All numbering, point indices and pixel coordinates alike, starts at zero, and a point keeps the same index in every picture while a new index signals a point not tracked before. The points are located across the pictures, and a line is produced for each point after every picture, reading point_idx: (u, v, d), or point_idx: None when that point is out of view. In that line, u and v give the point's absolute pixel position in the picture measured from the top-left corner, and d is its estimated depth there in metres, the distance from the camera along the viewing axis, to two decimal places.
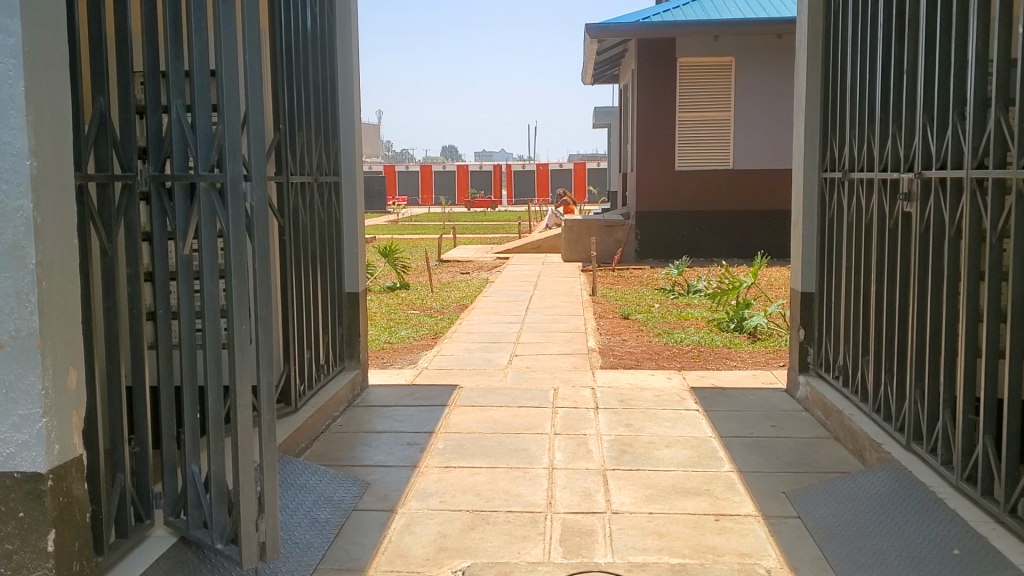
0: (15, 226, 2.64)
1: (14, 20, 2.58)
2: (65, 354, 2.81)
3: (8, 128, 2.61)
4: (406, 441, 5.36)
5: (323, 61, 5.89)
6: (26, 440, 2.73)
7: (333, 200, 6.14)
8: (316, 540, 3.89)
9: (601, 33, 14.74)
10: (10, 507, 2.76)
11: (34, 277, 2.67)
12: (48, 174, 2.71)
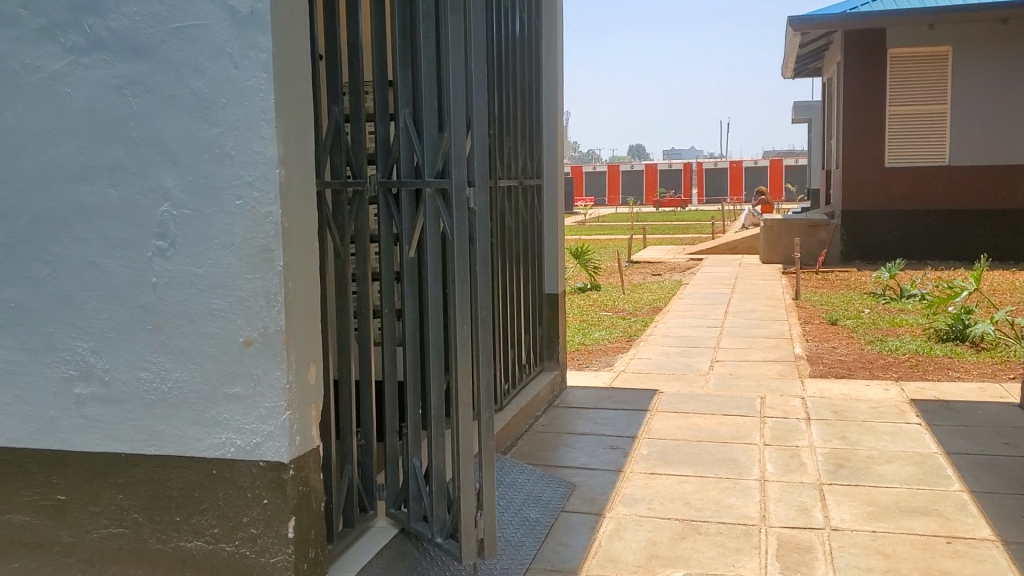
0: (265, 231, 2.82)
1: (265, 37, 2.75)
2: (306, 352, 2.96)
3: (259, 138, 2.78)
4: (610, 444, 5.33)
5: (530, 66, 5.96)
6: (271, 431, 2.89)
7: (536, 201, 6.20)
8: (527, 539, 3.93)
9: (804, 26, 14.15)
10: (255, 494, 2.94)
11: (281, 278, 2.83)
12: (294, 182, 2.87)
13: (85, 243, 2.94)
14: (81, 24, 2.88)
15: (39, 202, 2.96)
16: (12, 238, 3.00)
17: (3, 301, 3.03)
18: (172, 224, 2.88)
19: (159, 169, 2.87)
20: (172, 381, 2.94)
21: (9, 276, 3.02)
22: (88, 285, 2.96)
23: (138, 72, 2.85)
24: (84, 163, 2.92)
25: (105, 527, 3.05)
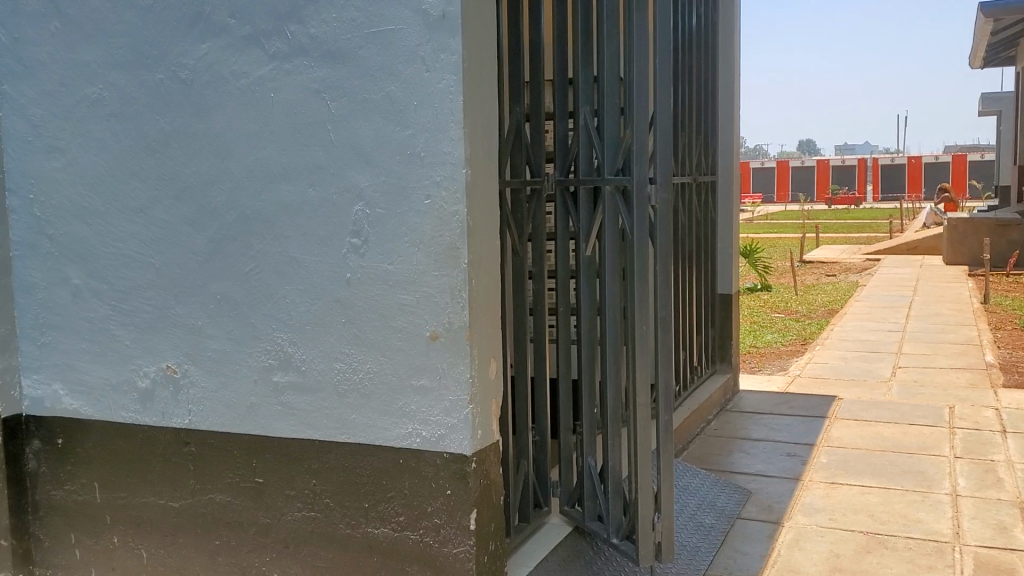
0: (451, 229, 2.88)
1: (455, 39, 2.81)
2: (488, 347, 3.00)
3: (448, 139, 2.85)
4: (786, 451, 5.17)
5: (707, 61, 5.83)
6: (454, 423, 2.95)
7: (710, 199, 6.07)
8: (702, 544, 3.85)
9: (998, 11, 13.26)
10: (440, 484, 3.00)
11: (466, 276, 2.89)
12: (479, 181, 2.92)
13: (285, 240, 3.10)
14: (285, 31, 3.02)
15: (245, 201, 3.14)
16: (220, 235, 3.19)
17: (211, 293, 3.23)
18: (365, 222, 2.99)
19: (354, 169, 2.98)
20: (363, 373, 3.05)
21: (217, 271, 3.22)
22: (288, 279, 3.11)
23: (336, 77, 2.97)
24: (285, 164, 3.07)
25: (300, 510, 3.19)
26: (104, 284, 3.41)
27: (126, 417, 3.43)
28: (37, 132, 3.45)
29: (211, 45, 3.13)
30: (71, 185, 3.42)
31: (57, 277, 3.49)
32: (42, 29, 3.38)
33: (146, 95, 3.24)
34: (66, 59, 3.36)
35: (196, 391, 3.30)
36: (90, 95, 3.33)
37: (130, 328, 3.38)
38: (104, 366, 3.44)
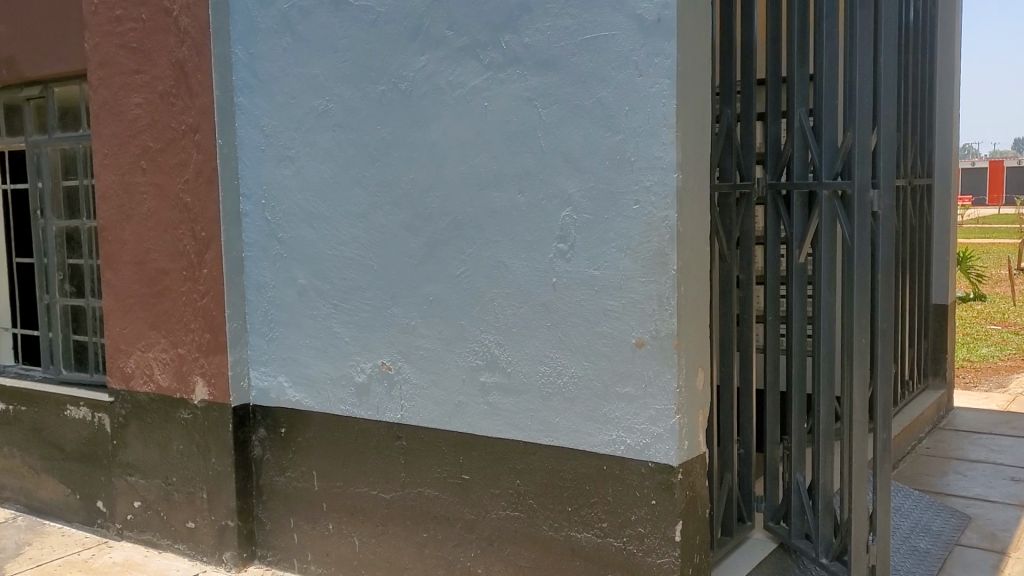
0: (660, 234, 2.81)
1: (669, 43, 2.75)
2: (696, 356, 2.92)
3: (659, 143, 2.78)
4: (1009, 475, 4.80)
5: (925, 57, 5.51)
6: (660, 433, 2.87)
7: (927, 204, 5.73)
8: (918, 571, 3.60)
9: None
10: (644, 493, 2.94)
11: (674, 283, 2.80)
12: (690, 187, 2.84)
13: (496, 245, 3.16)
14: (499, 41, 3.08)
15: (458, 207, 3.23)
16: (434, 239, 3.30)
17: (424, 295, 3.35)
18: (573, 228, 2.99)
19: (564, 175, 2.99)
20: (568, 377, 3.04)
21: (429, 273, 3.33)
22: (497, 283, 3.17)
23: (549, 84, 3.00)
24: (497, 171, 3.13)
25: (504, 509, 3.24)
26: (326, 283, 3.60)
27: (343, 410, 3.61)
28: (270, 142, 3.70)
29: (429, 57, 3.24)
30: (298, 190, 3.64)
31: (284, 276, 3.72)
32: (275, 46, 3.63)
33: (368, 106, 3.41)
34: (296, 73, 3.58)
35: (408, 387, 3.43)
36: (318, 107, 3.54)
37: (349, 326, 3.56)
38: (325, 362, 3.64)
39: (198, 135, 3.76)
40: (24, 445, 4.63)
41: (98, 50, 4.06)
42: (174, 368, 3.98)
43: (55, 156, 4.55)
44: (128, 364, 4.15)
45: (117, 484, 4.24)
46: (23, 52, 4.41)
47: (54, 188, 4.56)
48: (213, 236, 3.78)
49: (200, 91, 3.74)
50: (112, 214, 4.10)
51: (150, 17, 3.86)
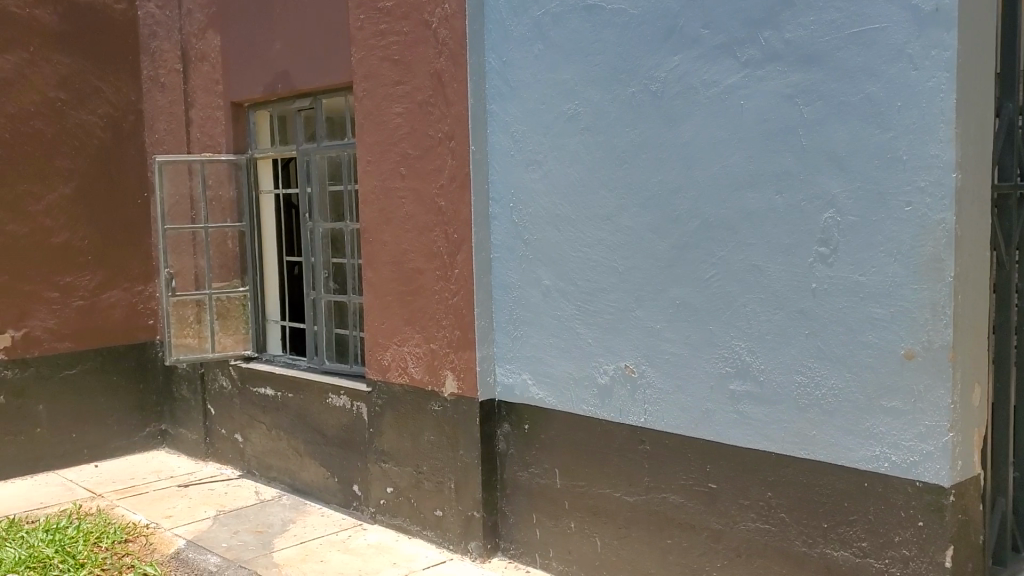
0: (936, 238, 2.61)
1: (950, 34, 2.55)
2: (973, 370, 2.70)
3: (936, 141, 2.59)
4: None
5: None
6: (930, 451, 2.67)
7: None
8: None
9: None
10: (910, 514, 2.74)
11: (952, 290, 2.60)
12: (970, 187, 2.63)
13: (749, 248, 3.07)
14: (759, 37, 2.99)
15: (709, 208, 3.16)
16: (683, 242, 3.25)
17: (671, 298, 3.30)
18: (836, 231, 2.84)
19: (827, 175, 2.84)
20: (827, 388, 2.90)
21: (677, 276, 3.28)
22: (749, 287, 3.08)
23: (812, 81, 2.87)
24: (753, 171, 3.03)
25: (754, 521, 3.14)
26: (571, 285, 3.64)
27: (585, 411, 3.64)
28: (519, 147, 3.79)
29: (683, 57, 3.20)
30: (546, 193, 3.70)
31: (530, 277, 3.80)
32: (528, 52, 3.71)
33: (619, 108, 3.41)
34: (546, 78, 3.65)
35: (653, 391, 3.40)
36: (568, 110, 3.58)
37: (593, 328, 3.57)
38: (568, 362, 3.68)
39: (453, 141, 3.92)
40: (290, 428, 5.04)
41: (363, 62, 4.33)
42: (425, 362, 4.18)
43: (322, 162, 4.89)
44: (384, 357, 4.41)
45: (371, 470, 4.50)
46: (298, 68, 4.79)
47: (321, 192, 4.91)
48: (464, 238, 3.93)
49: (456, 99, 3.90)
50: (374, 216, 4.39)
51: (411, 30, 4.07)
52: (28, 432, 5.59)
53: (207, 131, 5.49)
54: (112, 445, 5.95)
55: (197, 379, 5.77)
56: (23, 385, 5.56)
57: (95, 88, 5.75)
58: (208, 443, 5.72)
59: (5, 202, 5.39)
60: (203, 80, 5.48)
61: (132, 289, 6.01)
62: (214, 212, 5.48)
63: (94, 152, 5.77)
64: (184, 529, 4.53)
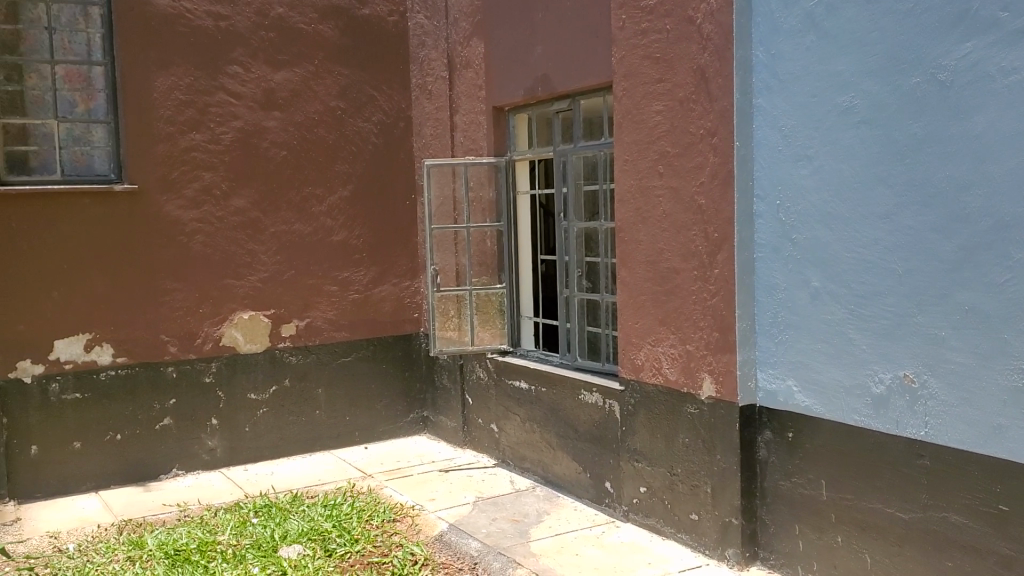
0: None
1: None
2: None
3: None
4: None
5: None
6: None
7: None
8: None
9: None
10: None
11: None
12: None
13: None
14: None
15: (1005, 207, 2.91)
16: (973, 242, 3.01)
17: (959, 304, 3.07)
18: None
19: None
20: None
21: (966, 280, 3.04)
22: None
23: None
24: None
25: None
26: (843, 287, 3.48)
27: (856, 421, 3.46)
28: (788, 142, 3.67)
29: (976, 43, 2.96)
30: (816, 191, 3.56)
31: (798, 278, 3.67)
32: (798, 44, 3.59)
33: (899, 100, 3.21)
34: (819, 71, 3.50)
35: (935, 403, 3.17)
36: (842, 103, 3.42)
37: (868, 334, 3.39)
38: (838, 368, 3.52)
39: (715, 138, 3.86)
40: (544, 422, 5.16)
41: (624, 62, 4.36)
42: (681, 363, 4.14)
43: (579, 162, 4.96)
44: (638, 356, 4.41)
45: (624, 468, 4.52)
46: (559, 70, 4.90)
47: (576, 192, 4.98)
48: (725, 236, 3.85)
49: (719, 95, 3.83)
50: (631, 215, 4.40)
51: (674, 27, 4.05)
52: (309, 414, 6.10)
53: (470, 135, 5.74)
54: (380, 429, 6.37)
55: (457, 370, 6.05)
56: (307, 370, 6.08)
57: (371, 97, 6.16)
58: (465, 432, 5.99)
59: (291, 204, 5.93)
60: (467, 85, 5.73)
61: (400, 284, 6.39)
62: (475, 212, 5.70)
63: (368, 156, 6.19)
64: (446, 513, 4.76)
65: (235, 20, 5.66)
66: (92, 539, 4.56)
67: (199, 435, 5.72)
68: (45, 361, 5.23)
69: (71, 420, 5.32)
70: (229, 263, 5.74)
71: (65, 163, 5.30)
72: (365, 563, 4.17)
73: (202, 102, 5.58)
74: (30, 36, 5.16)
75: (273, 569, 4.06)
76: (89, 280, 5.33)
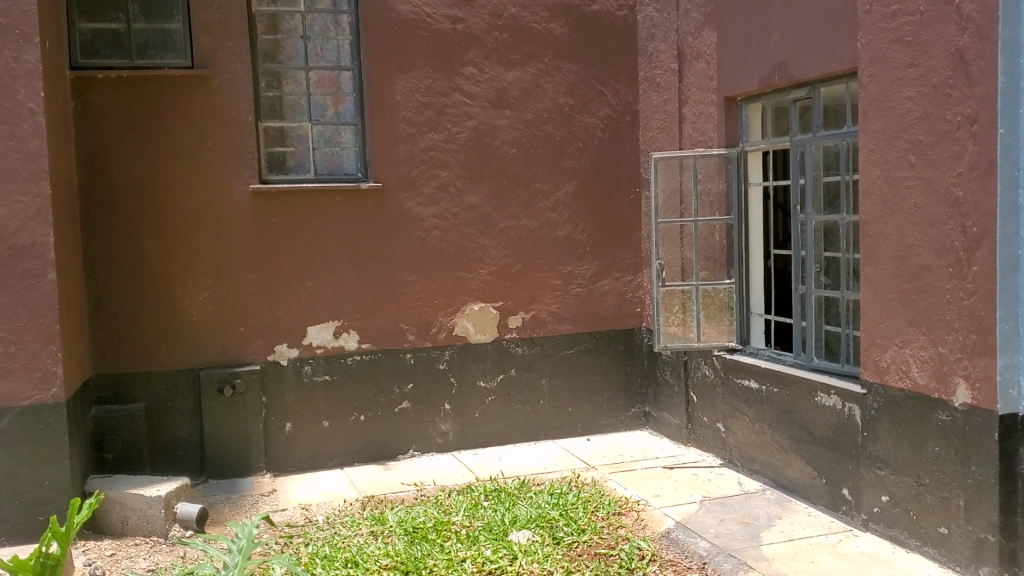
0: None
1: None
2: None
3: None
4: None
5: None
6: None
7: None
8: None
9: None
10: None
11: None
12: None
13: None
14: None
15: None
16: None
17: None
18: None
19: None
20: None
21: None
22: None
23: None
24: None
25: None
26: None
27: None
28: None
29: None
30: None
31: None
32: None
33: None
34: None
35: None
36: None
37: None
38: None
39: (976, 126, 3.58)
40: (775, 424, 5.00)
41: (871, 47, 4.13)
42: (933, 367, 3.87)
43: (817, 152, 4.77)
44: (883, 358, 4.18)
45: (865, 475, 4.30)
46: (798, 58, 4.72)
47: (815, 183, 4.78)
48: (987, 231, 3.57)
49: (981, 79, 3.55)
50: (876, 208, 4.17)
51: (928, 8, 3.79)
52: (534, 403, 6.23)
53: (700, 127, 5.65)
54: (602, 421, 6.41)
55: (680, 366, 5.97)
56: (533, 361, 6.21)
57: (598, 92, 6.20)
58: (690, 429, 5.91)
59: (521, 199, 6.07)
60: (698, 77, 5.64)
61: (624, 278, 6.39)
62: (703, 206, 5.59)
63: (595, 151, 6.22)
64: (673, 510, 4.72)
65: (471, 22, 5.85)
66: (339, 513, 4.88)
67: (432, 419, 5.99)
68: (299, 346, 5.66)
69: (320, 400, 5.73)
70: (463, 257, 5.96)
71: (318, 163, 5.72)
72: (593, 553, 4.21)
73: (439, 103, 5.82)
74: (288, 46, 5.61)
75: (505, 553, 4.18)
76: (337, 271, 5.70)
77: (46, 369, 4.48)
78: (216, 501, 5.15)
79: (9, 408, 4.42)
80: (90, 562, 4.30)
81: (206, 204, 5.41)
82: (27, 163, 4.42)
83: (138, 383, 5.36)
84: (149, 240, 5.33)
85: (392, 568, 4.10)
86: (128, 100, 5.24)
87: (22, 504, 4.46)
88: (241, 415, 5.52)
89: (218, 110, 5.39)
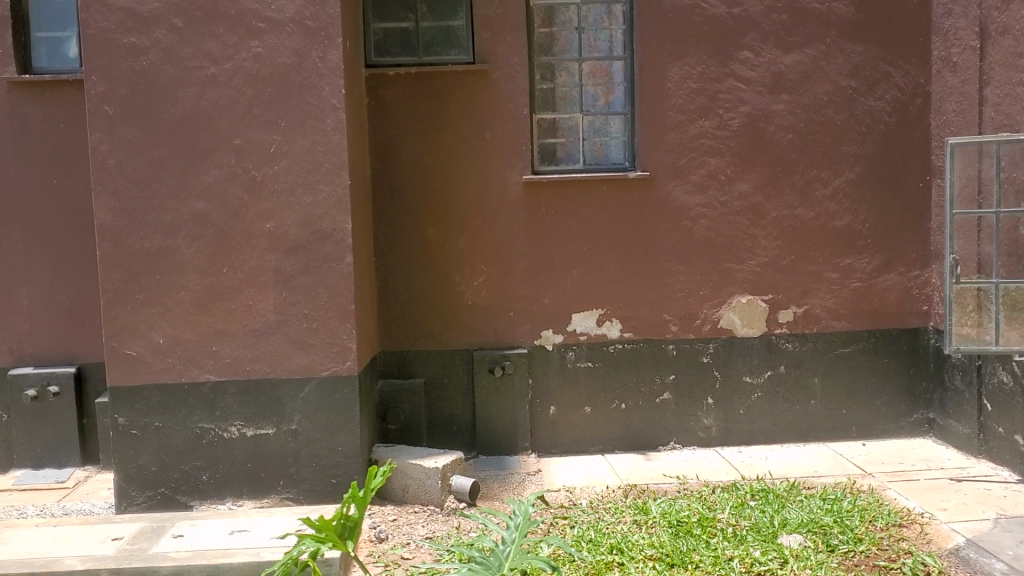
0: None
1: None
2: None
3: None
4: None
5: None
6: None
7: None
8: None
9: None
10: None
11: None
12: None
13: None
14: None
15: None
16: None
17: None
18: None
19: None
20: None
21: None
22: None
23: None
24: None
25: None
26: None
27: None
28: None
29: None
30: None
31: None
32: None
33: None
34: None
35: None
36: None
37: None
38: None
39: None
40: None
41: None
42: None
43: None
44: None
45: None
46: None
47: None
48: None
49: None
50: None
51: None
52: (804, 403, 5.98)
53: (1004, 109, 5.16)
54: (879, 426, 6.03)
55: (973, 371, 5.50)
56: (804, 358, 5.96)
57: (885, 73, 5.81)
58: (981, 440, 5.44)
59: (796, 188, 5.82)
60: (1004, 54, 5.15)
61: (909, 274, 5.96)
62: (1007, 196, 5.14)
63: (880, 137, 5.85)
64: (962, 526, 4.36)
65: (748, 5, 5.68)
66: (603, 498, 4.95)
67: (696, 412, 5.91)
68: (565, 332, 5.78)
69: (584, 386, 5.82)
70: (732, 248, 5.82)
71: (587, 153, 5.82)
72: (871, 565, 3.99)
73: (712, 90, 5.70)
74: (562, 38, 5.75)
75: (774, 556, 4.05)
76: (605, 260, 5.76)
77: (342, 344, 4.88)
78: (486, 477, 5.39)
79: (310, 378, 4.87)
80: (375, 524, 4.64)
81: (483, 193, 5.64)
82: (330, 155, 4.81)
83: (418, 360, 5.72)
84: (430, 227, 5.65)
85: (656, 559, 4.09)
86: (416, 95, 5.57)
87: (318, 466, 4.88)
88: (509, 396, 5.73)
89: (497, 102, 5.59)
